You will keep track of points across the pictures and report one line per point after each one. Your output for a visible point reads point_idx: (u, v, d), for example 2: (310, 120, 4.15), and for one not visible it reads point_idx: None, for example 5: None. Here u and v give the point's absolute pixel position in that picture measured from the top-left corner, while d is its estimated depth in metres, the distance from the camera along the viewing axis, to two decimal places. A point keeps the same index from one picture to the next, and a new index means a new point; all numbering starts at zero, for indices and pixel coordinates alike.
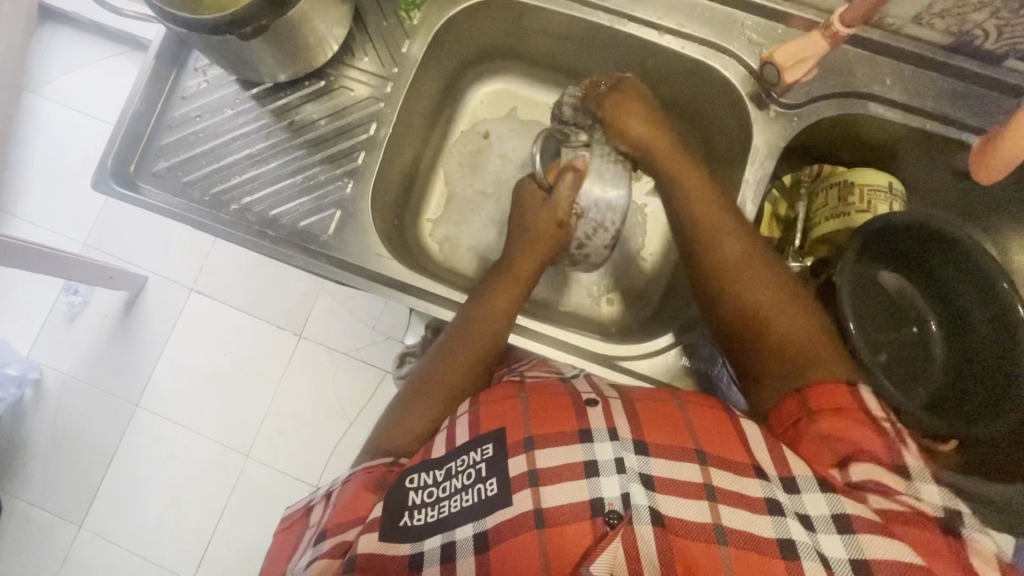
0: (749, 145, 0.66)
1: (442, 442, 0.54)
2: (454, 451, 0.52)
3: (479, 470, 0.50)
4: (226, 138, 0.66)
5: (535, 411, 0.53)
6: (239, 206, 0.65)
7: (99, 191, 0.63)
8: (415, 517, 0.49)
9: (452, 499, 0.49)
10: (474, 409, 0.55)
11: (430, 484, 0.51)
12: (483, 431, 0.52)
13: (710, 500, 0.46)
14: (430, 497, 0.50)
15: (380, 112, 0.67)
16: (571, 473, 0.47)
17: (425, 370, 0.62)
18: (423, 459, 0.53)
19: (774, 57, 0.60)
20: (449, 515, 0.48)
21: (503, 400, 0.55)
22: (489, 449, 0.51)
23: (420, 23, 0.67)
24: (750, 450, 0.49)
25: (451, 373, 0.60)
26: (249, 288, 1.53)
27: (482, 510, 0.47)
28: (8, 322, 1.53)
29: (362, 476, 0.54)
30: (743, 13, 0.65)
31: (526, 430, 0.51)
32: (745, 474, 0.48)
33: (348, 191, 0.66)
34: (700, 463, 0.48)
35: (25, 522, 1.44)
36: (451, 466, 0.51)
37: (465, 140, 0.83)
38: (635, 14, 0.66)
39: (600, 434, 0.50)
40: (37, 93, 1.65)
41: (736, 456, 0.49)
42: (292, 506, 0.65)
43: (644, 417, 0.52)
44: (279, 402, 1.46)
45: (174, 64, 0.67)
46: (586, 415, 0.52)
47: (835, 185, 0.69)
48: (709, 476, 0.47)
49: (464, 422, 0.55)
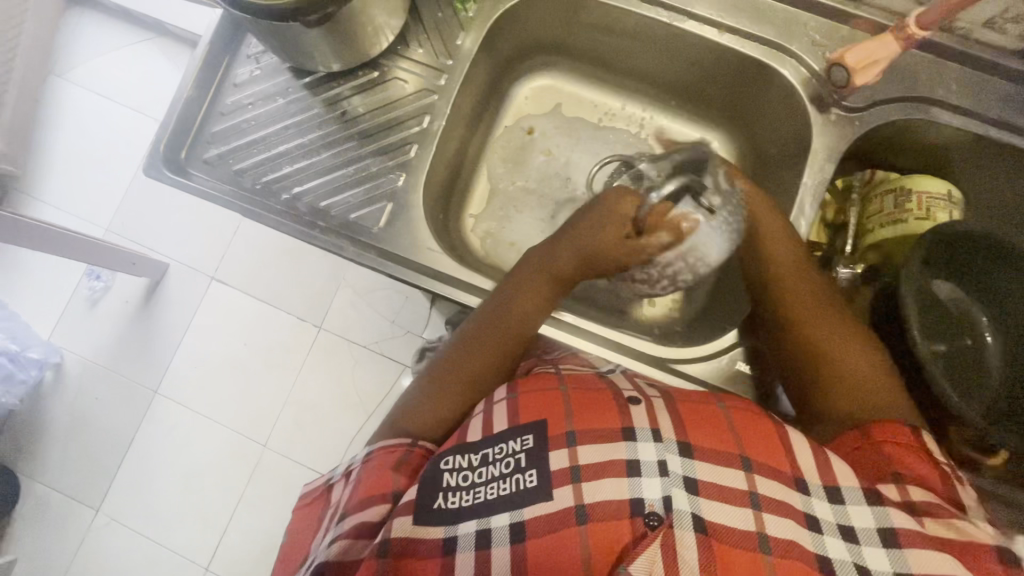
0: (807, 149, 0.65)
1: (478, 425, 0.53)
2: (491, 437, 0.51)
3: (518, 460, 0.48)
4: (277, 127, 0.65)
5: (577, 406, 0.51)
6: (289, 196, 0.65)
7: (151, 176, 0.63)
8: (449, 500, 0.47)
9: (488, 486, 0.47)
10: (512, 397, 0.54)
11: (465, 468, 0.49)
12: (523, 420, 0.51)
13: (755, 509, 0.45)
14: (465, 481, 0.48)
15: (433, 104, 0.66)
16: (613, 470, 0.46)
17: (440, 365, 0.60)
18: (457, 443, 0.52)
19: (846, 59, 0.60)
20: (484, 503, 0.46)
21: (542, 390, 0.54)
22: (529, 439, 0.49)
23: (476, 16, 0.66)
24: (790, 451, 0.48)
25: (467, 375, 0.59)
26: (271, 278, 1.52)
27: (521, 500, 0.46)
28: (31, 305, 1.53)
29: (381, 455, 0.54)
30: (806, 14, 0.64)
31: (568, 424, 0.50)
32: (786, 483, 0.47)
33: (400, 184, 0.65)
34: (746, 469, 0.47)
35: (42, 505, 1.44)
36: (488, 452, 0.50)
37: (509, 136, 0.82)
38: (695, 10, 0.65)
39: (644, 433, 0.48)
40: (62, 77, 1.65)
41: (782, 465, 0.48)
42: (312, 486, 0.65)
43: (688, 418, 0.51)
44: (297, 393, 1.46)
45: (226, 51, 0.66)
46: (628, 411, 0.51)
47: (892, 192, 0.68)
48: (754, 484, 0.46)
49: (501, 408, 0.53)
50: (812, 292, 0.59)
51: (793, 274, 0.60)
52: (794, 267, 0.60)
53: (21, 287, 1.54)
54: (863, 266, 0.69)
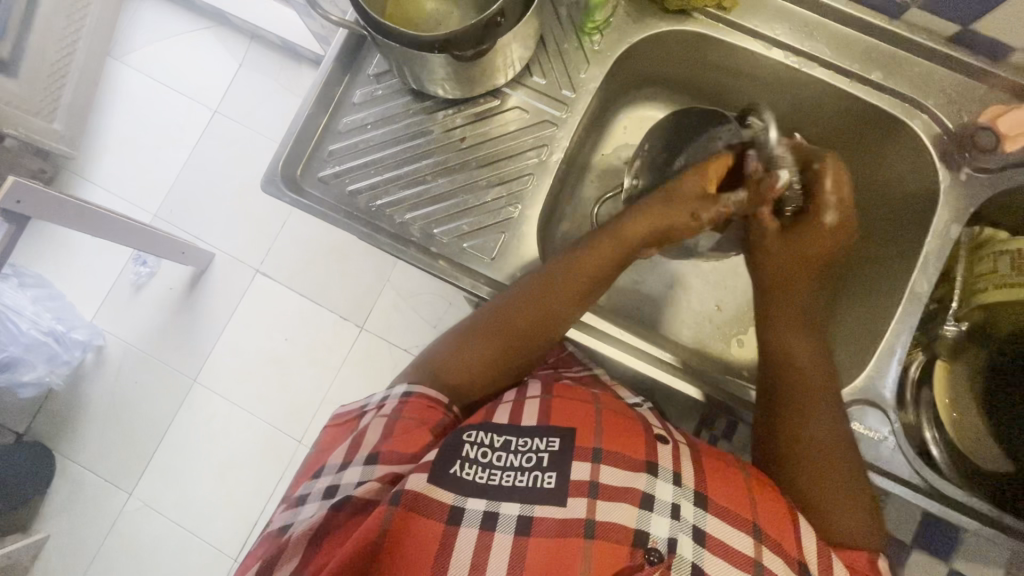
0: (931, 210, 0.63)
1: (505, 413, 0.54)
2: (517, 428, 0.52)
3: (540, 458, 0.50)
4: (396, 149, 0.65)
5: (606, 424, 0.53)
6: (402, 220, 0.64)
7: (268, 192, 0.62)
8: (465, 471, 0.49)
9: (505, 473, 0.49)
10: (544, 398, 0.55)
11: (487, 445, 0.51)
12: (552, 422, 0.52)
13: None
14: (484, 457, 0.50)
15: (552, 136, 0.65)
16: (628, 496, 0.48)
17: (490, 311, 0.61)
18: (484, 421, 0.53)
19: (998, 125, 0.58)
20: (497, 487, 0.48)
21: (574, 402, 0.55)
22: (555, 442, 0.51)
23: (601, 48, 0.66)
24: (801, 540, 0.49)
25: (507, 329, 0.60)
26: (317, 275, 1.49)
27: (534, 496, 0.48)
28: (75, 285, 1.52)
29: (418, 405, 0.55)
30: (942, 70, 0.63)
31: (596, 440, 0.51)
32: (791, 565, 0.48)
33: (516, 216, 0.65)
34: (755, 537, 0.48)
35: (76, 485, 1.42)
36: (511, 440, 0.51)
37: (605, 163, 0.80)
38: (827, 58, 0.64)
39: (665, 473, 0.50)
40: (120, 60, 1.64)
41: (792, 550, 0.48)
42: (343, 408, 0.62)
43: (710, 471, 0.52)
44: (335, 392, 1.44)
45: (348, 70, 0.66)
46: (655, 449, 0.52)
47: (1005, 253, 0.65)
48: (761, 554, 0.47)
49: (530, 405, 0.55)
50: (824, 390, 0.58)
51: (811, 371, 0.59)
52: (816, 361, 0.59)
53: (65, 268, 1.53)
54: (969, 323, 0.68)
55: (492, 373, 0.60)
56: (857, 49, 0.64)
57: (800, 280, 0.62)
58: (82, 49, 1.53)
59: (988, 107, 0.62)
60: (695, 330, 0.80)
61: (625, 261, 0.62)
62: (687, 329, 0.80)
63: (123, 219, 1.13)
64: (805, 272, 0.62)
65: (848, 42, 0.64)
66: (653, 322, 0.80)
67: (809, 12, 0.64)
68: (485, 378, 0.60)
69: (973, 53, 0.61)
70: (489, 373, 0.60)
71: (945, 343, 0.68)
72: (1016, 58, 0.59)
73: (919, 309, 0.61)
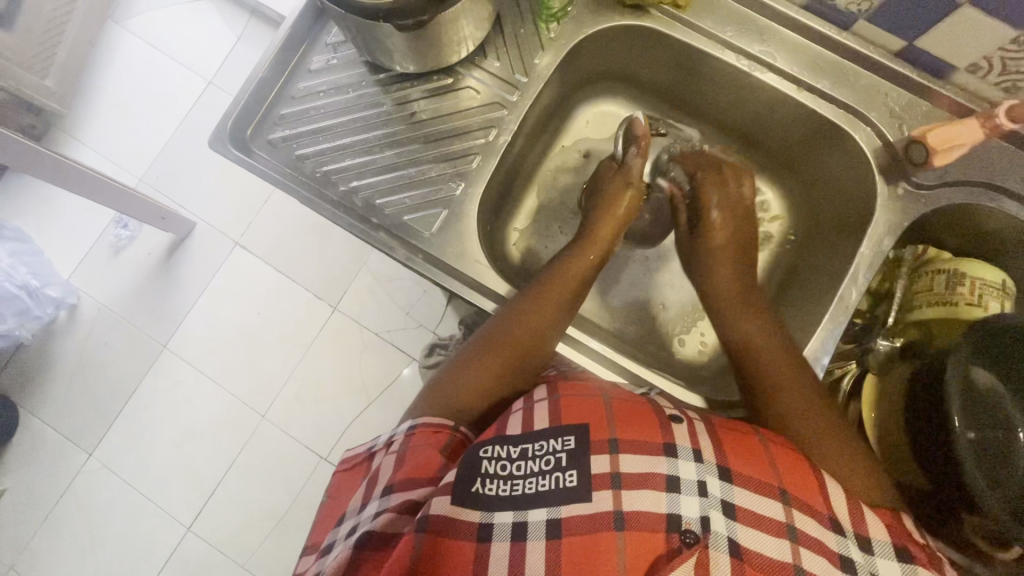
0: (868, 221, 0.64)
1: (517, 421, 0.51)
2: (529, 433, 0.49)
3: (558, 459, 0.48)
4: (346, 119, 0.66)
5: (620, 416, 0.50)
6: (347, 188, 0.65)
7: (215, 150, 0.63)
8: (486, 487, 0.46)
9: (526, 481, 0.46)
10: (552, 398, 0.53)
11: (504, 458, 0.48)
12: (564, 422, 0.50)
13: (792, 541, 0.44)
14: (504, 470, 0.47)
15: (501, 118, 0.67)
16: (652, 483, 0.45)
17: (490, 330, 0.61)
18: (496, 434, 0.51)
19: (926, 138, 0.60)
20: (523, 496, 0.45)
21: (584, 396, 0.52)
22: (571, 440, 0.48)
23: (557, 36, 0.67)
24: (827, 496, 0.48)
25: (507, 344, 0.59)
26: (296, 254, 1.44)
27: (560, 499, 0.45)
28: (52, 243, 1.50)
29: (424, 432, 0.53)
30: (888, 85, 0.64)
31: (612, 432, 0.48)
32: (822, 521, 0.46)
33: (459, 193, 0.66)
34: (783, 502, 0.46)
35: (37, 442, 1.39)
36: (528, 447, 0.48)
37: (564, 156, 0.81)
38: (778, 64, 0.65)
39: (686, 452, 0.47)
40: (118, 23, 1.61)
41: (818, 504, 0.47)
42: (349, 451, 0.62)
43: (732, 447, 0.49)
44: (302, 369, 1.38)
45: (307, 38, 0.67)
46: (671, 430, 0.49)
47: (943, 272, 0.66)
48: (792, 517, 0.45)
49: (540, 407, 0.52)
50: (781, 356, 0.58)
51: (772, 353, 0.58)
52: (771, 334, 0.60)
53: (47, 224, 1.51)
54: (902, 341, 0.67)
55: (501, 391, 0.59)
56: (807, 56, 0.65)
57: (724, 262, 0.67)
58: (80, 9, 1.52)
59: (928, 123, 0.62)
60: (644, 326, 0.81)
61: (604, 256, 0.68)
62: (632, 324, 0.81)
63: (103, 178, 1.10)
64: (728, 252, 0.68)
65: (799, 50, 0.65)
66: (600, 315, 0.81)
67: (764, 18, 0.65)
68: (495, 398, 0.58)
69: (918, 69, 0.62)
70: (497, 393, 0.59)
71: (877, 358, 0.68)
72: (959, 78, 0.60)
73: (846, 317, 0.62)
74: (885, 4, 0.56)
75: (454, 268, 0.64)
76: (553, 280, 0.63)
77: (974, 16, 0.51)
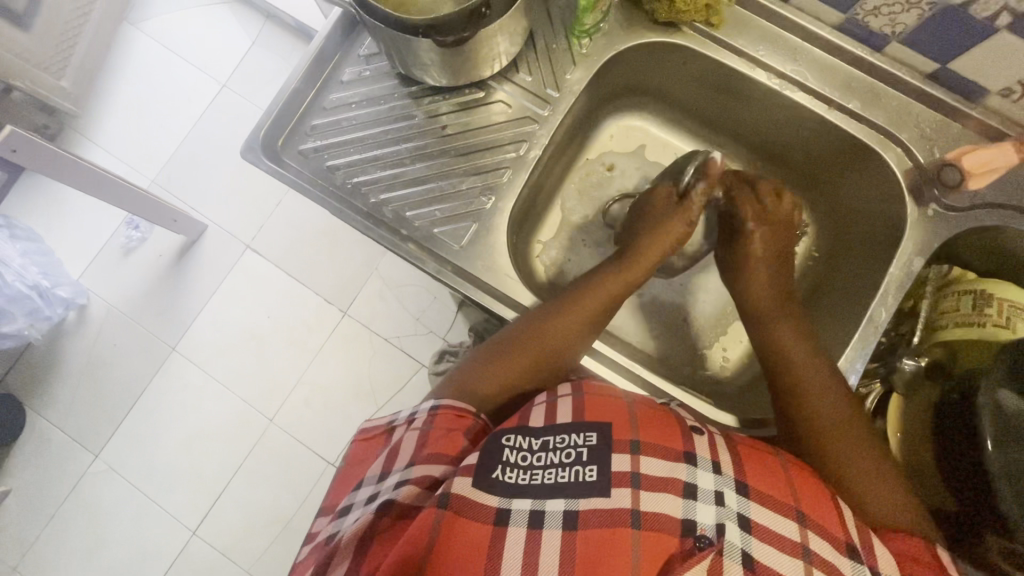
0: (898, 241, 0.65)
1: (539, 414, 0.51)
2: (553, 426, 0.49)
3: (579, 453, 0.47)
4: (377, 130, 0.66)
5: (642, 420, 0.49)
6: (377, 200, 0.64)
7: (247, 160, 0.63)
8: (506, 475, 0.46)
9: (546, 471, 0.46)
10: (576, 395, 0.52)
11: (525, 449, 0.47)
12: (588, 418, 0.49)
13: (805, 561, 0.42)
14: (524, 461, 0.47)
15: (532, 133, 0.67)
16: (672, 487, 0.45)
17: (521, 326, 0.61)
18: (518, 424, 0.50)
19: (963, 161, 0.60)
20: (541, 486, 0.45)
21: (607, 397, 0.52)
22: (593, 437, 0.47)
23: (589, 52, 0.68)
24: (843, 520, 0.46)
25: (536, 341, 0.59)
26: (308, 258, 1.44)
27: (579, 492, 0.44)
28: (63, 243, 1.49)
29: (448, 415, 0.53)
30: (918, 105, 0.64)
31: (634, 432, 0.48)
32: (838, 546, 0.44)
33: (489, 207, 0.66)
34: (799, 522, 0.44)
35: (42, 443, 1.38)
36: (549, 439, 0.48)
37: (588, 169, 0.82)
38: (808, 84, 0.65)
39: (704, 462, 0.47)
40: (134, 26, 1.61)
41: (837, 531, 0.45)
42: (370, 421, 0.60)
43: (751, 462, 0.48)
44: (311, 374, 1.38)
45: (339, 50, 0.67)
46: (691, 440, 0.49)
47: (969, 292, 0.66)
48: (806, 538, 0.44)
49: (564, 403, 0.51)
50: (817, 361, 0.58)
51: (801, 359, 0.58)
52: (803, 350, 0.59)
53: (57, 223, 1.50)
54: (927, 359, 0.67)
55: (523, 387, 0.58)
56: (837, 76, 0.65)
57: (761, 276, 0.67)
58: (98, 11, 1.52)
59: (959, 145, 0.63)
60: (664, 340, 0.81)
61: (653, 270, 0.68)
62: (652, 338, 0.81)
63: (120, 181, 1.10)
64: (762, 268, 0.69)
65: (831, 69, 0.65)
66: (621, 328, 0.81)
67: (795, 37, 0.66)
68: (514, 393, 0.58)
69: (949, 91, 0.62)
70: (519, 389, 0.58)
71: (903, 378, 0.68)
72: (991, 100, 0.60)
73: (876, 337, 0.61)
74: (919, 26, 0.56)
75: (483, 279, 0.64)
76: (586, 290, 0.64)
77: (1010, 41, 0.51)
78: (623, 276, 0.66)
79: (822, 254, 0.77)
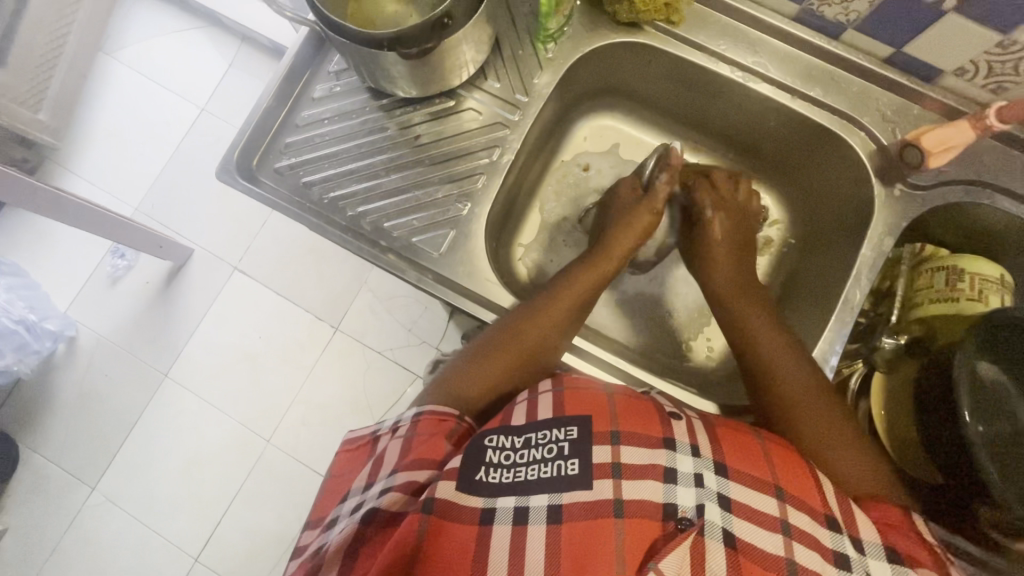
0: (867, 222, 0.66)
1: (521, 411, 0.51)
2: (535, 422, 0.49)
3: (561, 448, 0.47)
4: (351, 144, 0.67)
5: (621, 408, 0.50)
6: (354, 213, 0.65)
7: (223, 180, 0.64)
8: (490, 476, 0.46)
9: (529, 468, 0.46)
10: (556, 391, 0.53)
11: (508, 449, 0.48)
12: (566, 413, 0.50)
13: (785, 537, 0.43)
14: (507, 460, 0.47)
15: (504, 138, 0.68)
16: (652, 473, 0.45)
17: (501, 329, 0.61)
18: (501, 424, 0.51)
19: (922, 141, 0.61)
20: (525, 482, 0.45)
21: (585, 391, 0.52)
22: (574, 430, 0.48)
23: (555, 56, 0.69)
24: (824, 495, 0.47)
25: (515, 341, 0.60)
26: (296, 276, 1.44)
27: (562, 486, 0.45)
28: (49, 276, 1.48)
29: (430, 421, 0.53)
30: (879, 90, 0.66)
31: (613, 423, 0.48)
32: (818, 519, 0.45)
33: (465, 213, 0.66)
34: (778, 498, 0.45)
35: (38, 478, 1.36)
36: (531, 436, 0.48)
37: (565, 170, 0.83)
38: (770, 74, 0.67)
39: (683, 446, 0.47)
40: (110, 55, 1.61)
41: (814, 504, 0.46)
42: (354, 431, 0.60)
43: (730, 444, 0.49)
44: (306, 392, 1.37)
45: (309, 67, 0.68)
46: (670, 425, 0.50)
47: (942, 269, 0.66)
48: (785, 513, 0.44)
49: (545, 398, 0.52)
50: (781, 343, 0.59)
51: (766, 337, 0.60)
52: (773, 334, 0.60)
53: (43, 257, 1.50)
54: (906, 338, 0.67)
55: (507, 388, 0.59)
56: (798, 65, 0.67)
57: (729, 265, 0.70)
58: (73, 42, 1.52)
59: (920, 126, 0.64)
60: (650, 334, 0.82)
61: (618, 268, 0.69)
62: (638, 333, 0.82)
63: (102, 211, 1.10)
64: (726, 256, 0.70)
65: (792, 59, 0.67)
66: (607, 325, 0.82)
67: (754, 30, 0.67)
68: (499, 395, 0.58)
69: (908, 74, 0.64)
70: (503, 390, 0.59)
71: (884, 356, 0.68)
72: (947, 81, 0.62)
73: (852, 318, 0.62)
74: (870, 13, 0.58)
75: (465, 285, 0.65)
76: (561, 291, 0.64)
77: (957, 23, 0.53)
78: (601, 273, 0.67)
79: (798, 240, 0.79)
